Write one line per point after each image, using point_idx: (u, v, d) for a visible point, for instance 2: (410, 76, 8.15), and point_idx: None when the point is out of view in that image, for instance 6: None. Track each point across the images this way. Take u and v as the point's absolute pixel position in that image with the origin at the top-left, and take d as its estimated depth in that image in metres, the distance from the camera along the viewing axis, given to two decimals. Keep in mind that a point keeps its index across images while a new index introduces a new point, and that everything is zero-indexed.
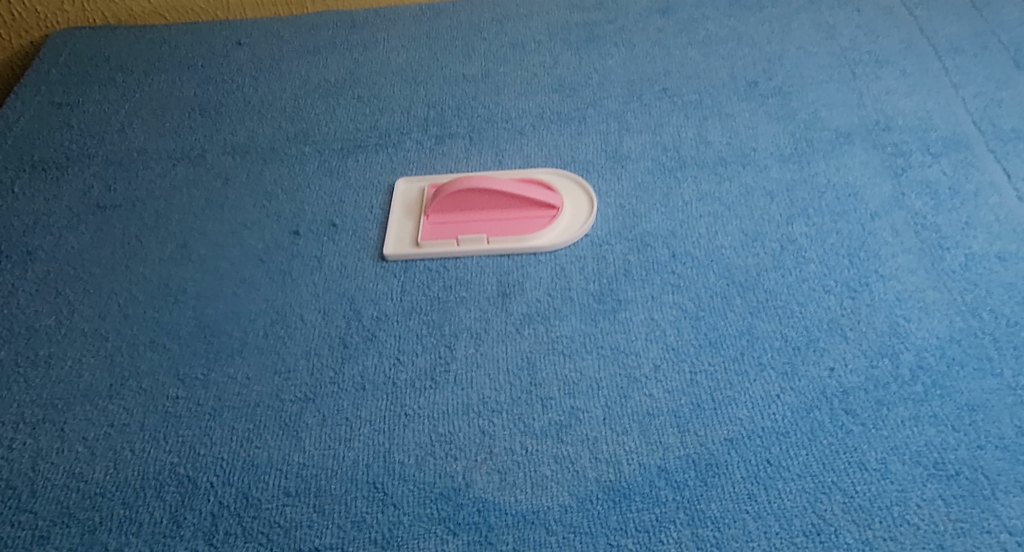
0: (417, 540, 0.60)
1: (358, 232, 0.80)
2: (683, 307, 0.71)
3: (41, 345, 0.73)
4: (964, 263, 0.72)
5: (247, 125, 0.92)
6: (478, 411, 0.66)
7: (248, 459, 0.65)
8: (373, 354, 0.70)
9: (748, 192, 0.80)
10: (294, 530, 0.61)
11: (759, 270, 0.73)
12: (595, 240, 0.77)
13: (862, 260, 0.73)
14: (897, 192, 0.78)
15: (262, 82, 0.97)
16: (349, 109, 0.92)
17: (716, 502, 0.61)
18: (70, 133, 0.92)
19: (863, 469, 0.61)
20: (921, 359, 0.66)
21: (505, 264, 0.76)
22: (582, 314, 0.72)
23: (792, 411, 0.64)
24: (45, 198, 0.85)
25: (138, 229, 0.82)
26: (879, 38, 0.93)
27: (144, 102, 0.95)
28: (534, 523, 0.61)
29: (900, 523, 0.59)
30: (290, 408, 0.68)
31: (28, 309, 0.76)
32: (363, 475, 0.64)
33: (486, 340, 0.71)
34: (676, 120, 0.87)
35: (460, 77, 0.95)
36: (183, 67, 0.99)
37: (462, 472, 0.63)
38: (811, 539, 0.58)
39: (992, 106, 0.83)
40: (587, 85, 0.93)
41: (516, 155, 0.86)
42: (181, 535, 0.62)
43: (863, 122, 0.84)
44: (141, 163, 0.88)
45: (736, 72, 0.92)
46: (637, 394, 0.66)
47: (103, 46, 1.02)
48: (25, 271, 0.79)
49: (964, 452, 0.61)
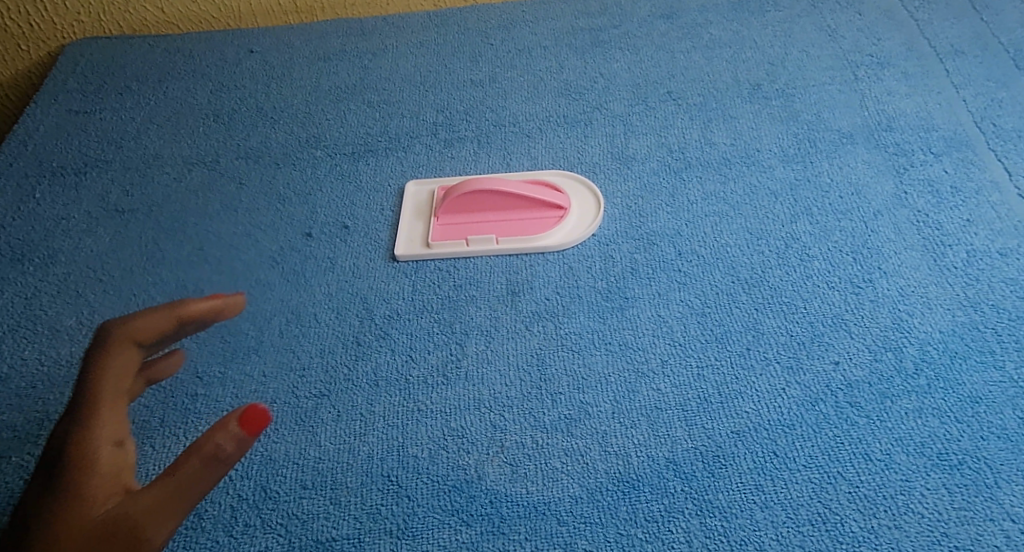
0: (431, 531, 0.62)
1: (370, 233, 0.82)
2: (690, 304, 0.73)
3: (63, 346, 0.75)
4: (965, 259, 0.73)
5: (261, 131, 0.94)
6: (490, 407, 0.68)
7: (266, 453, 0.67)
8: (386, 352, 0.72)
9: (753, 191, 0.81)
10: (311, 522, 0.63)
11: (763, 268, 0.75)
12: (602, 239, 0.79)
13: (865, 257, 0.75)
14: (899, 190, 0.79)
15: (274, 88, 0.99)
16: (360, 114, 0.94)
17: (724, 492, 0.62)
18: (89, 139, 0.94)
19: (868, 460, 0.63)
20: (924, 353, 0.68)
21: (514, 264, 0.78)
22: (590, 312, 0.73)
23: (797, 404, 0.66)
24: (65, 203, 0.87)
25: (155, 233, 0.84)
26: (881, 41, 0.94)
27: (160, 109, 0.97)
28: (545, 514, 0.62)
29: (904, 512, 0.60)
30: (305, 404, 0.69)
31: (49, 310, 0.78)
32: (378, 468, 0.65)
33: (497, 338, 0.72)
34: (681, 122, 0.89)
35: (469, 82, 0.97)
36: (196, 75, 1.01)
37: (474, 464, 0.65)
38: (817, 527, 0.60)
39: (992, 106, 0.85)
40: (592, 89, 0.94)
41: (524, 157, 0.88)
42: (203, 526, 0.63)
43: (865, 124, 0.85)
44: (158, 169, 0.90)
45: (739, 76, 0.93)
46: (645, 389, 0.68)
47: (119, 55, 1.04)
48: (46, 274, 0.81)
49: (967, 442, 0.63)
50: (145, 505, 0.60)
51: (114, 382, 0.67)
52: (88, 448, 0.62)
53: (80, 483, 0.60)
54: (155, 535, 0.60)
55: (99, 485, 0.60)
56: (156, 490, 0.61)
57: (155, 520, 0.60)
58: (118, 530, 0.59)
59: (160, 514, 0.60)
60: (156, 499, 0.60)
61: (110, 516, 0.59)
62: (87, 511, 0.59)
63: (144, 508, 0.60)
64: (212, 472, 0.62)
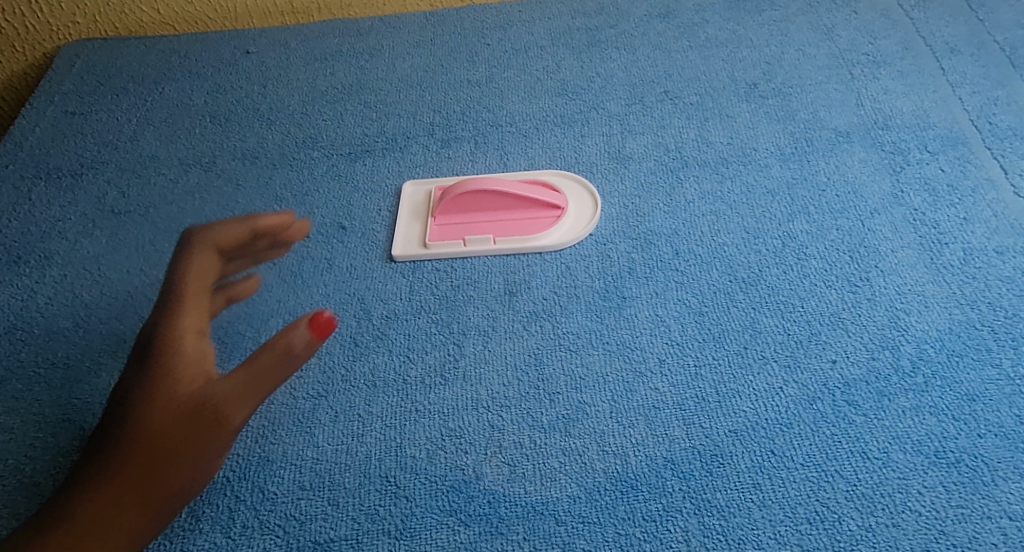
0: (429, 531, 0.62)
1: (367, 234, 0.82)
2: (687, 303, 0.73)
3: (60, 348, 0.75)
4: (962, 257, 0.73)
5: (258, 132, 0.94)
6: (488, 407, 0.68)
7: (264, 454, 0.67)
8: (384, 353, 0.72)
9: (750, 190, 0.81)
10: (309, 523, 0.63)
11: (761, 266, 0.75)
12: (600, 239, 0.79)
13: (862, 256, 0.75)
14: (895, 189, 0.79)
15: (271, 89, 0.99)
16: (356, 115, 0.94)
17: (722, 491, 0.62)
18: (85, 141, 0.93)
19: (866, 458, 0.63)
20: (920, 351, 0.68)
21: (511, 264, 0.78)
22: (588, 311, 0.73)
23: (795, 403, 0.66)
24: (62, 204, 0.87)
25: (152, 234, 0.83)
26: (877, 39, 0.94)
27: (156, 110, 0.97)
28: (543, 514, 0.62)
29: (901, 510, 0.60)
30: (302, 405, 0.69)
31: (46, 312, 0.77)
32: (376, 469, 0.65)
33: (494, 337, 0.72)
34: (678, 121, 0.89)
35: (465, 82, 0.97)
36: (193, 75, 1.01)
37: (472, 465, 0.65)
38: (815, 526, 0.60)
39: (988, 104, 0.85)
40: (589, 89, 0.94)
41: (521, 157, 0.88)
42: (200, 528, 0.63)
43: (862, 122, 0.85)
44: (154, 170, 0.90)
45: (736, 74, 0.93)
46: (643, 388, 0.68)
47: (115, 56, 1.04)
48: (42, 275, 0.81)
49: (964, 440, 0.63)
50: (226, 391, 0.66)
51: (194, 290, 0.74)
52: (179, 340, 0.69)
53: (171, 371, 0.67)
54: (233, 420, 0.66)
55: (186, 372, 0.67)
56: (235, 378, 0.67)
57: (234, 405, 0.66)
58: (203, 414, 0.65)
59: (239, 400, 0.66)
60: (235, 386, 0.67)
61: (196, 401, 0.65)
62: (175, 396, 0.65)
63: (224, 395, 0.66)
64: (282, 366, 0.68)
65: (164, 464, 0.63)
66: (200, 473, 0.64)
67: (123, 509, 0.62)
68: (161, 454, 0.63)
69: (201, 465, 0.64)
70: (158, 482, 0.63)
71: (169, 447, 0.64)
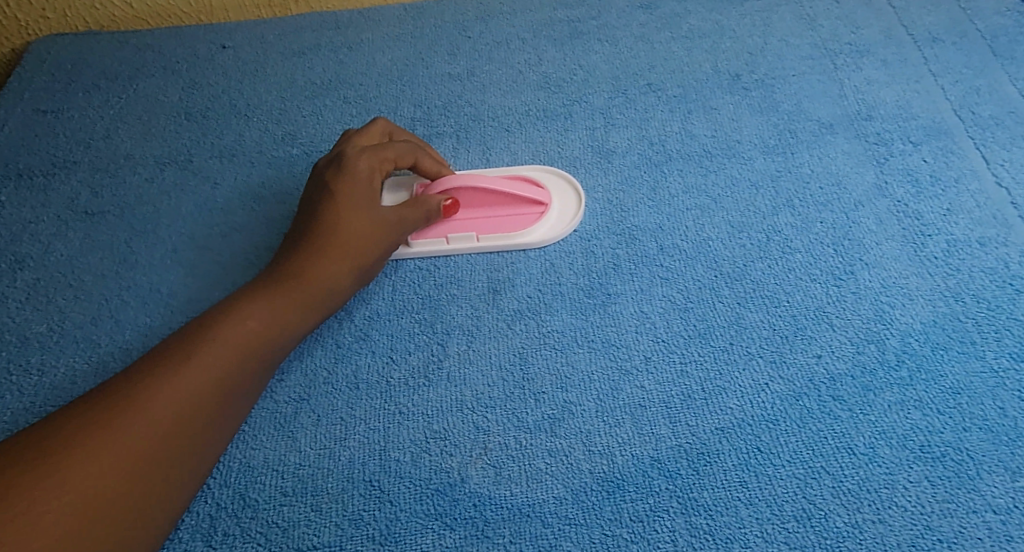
0: (415, 536, 0.62)
1: None
2: (672, 299, 0.72)
3: (32, 353, 0.74)
4: (946, 248, 0.73)
5: (235, 128, 0.92)
6: (472, 407, 0.67)
7: (245, 461, 0.66)
8: (366, 354, 0.71)
9: (734, 183, 0.80)
10: (292, 529, 0.63)
11: (745, 261, 0.74)
12: (584, 235, 0.78)
13: (847, 249, 0.74)
14: (879, 181, 0.79)
15: (248, 85, 0.96)
16: (336, 111, 0.93)
17: (709, 489, 0.62)
18: (56, 140, 0.91)
19: (852, 454, 0.63)
20: (905, 345, 0.68)
21: (496, 261, 0.76)
22: (573, 309, 0.72)
23: (781, 399, 0.66)
24: (33, 206, 0.85)
25: (128, 236, 0.82)
26: (859, 29, 0.92)
27: (130, 107, 0.94)
28: (529, 516, 0.62)
29: (888, 505, 0.61)
30: (284, 409, 0.68)
31: (18, 317, 0.76)
32: (359, 473, 0.65)
33: (478, 337, 0.71)
34: (661, 114, 0.87)
35: (446, 76, 0.95)
36: (167, 71, 0.98)
37: (457, 467, 0.64)
38: (802, 523, 0.61)
39: (970, 94, 0.85)
40: (571, 82, 0.92)
41: (503, 153, 0.86)
42: (179, 537, 0.62)
43: (845, 113, 0.85)
44: (129, 169, 0.88)
45: (719, 65, 0.91)
46: (629, 387, 0.67)
47: (85, 52, 1.00)
48: (14, 280, 0.79)
49: (949, 434, 0.64)
50: (389, 231, 0.72)
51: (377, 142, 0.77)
52: (360, 178, 0.73)
53: (346, 203, 0.71)
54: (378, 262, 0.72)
55: (359, 217, 0.71)
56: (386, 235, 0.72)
57: (389, 245, 0.72)
58: (370, 236, 0.71)
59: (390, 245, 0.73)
60: (393, 232, 0.73)
61: (365, 235, 0.71)
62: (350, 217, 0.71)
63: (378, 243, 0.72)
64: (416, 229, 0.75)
65: (327, 269, 0.69)
66: (351, 292, 0.71)
67: (289, 310, 0.68)
68: (327, 262, 0.69)
69: (349, 291, 0.71)
70: (319, 296, 0.69)
71: (335, 256, 0.70)
